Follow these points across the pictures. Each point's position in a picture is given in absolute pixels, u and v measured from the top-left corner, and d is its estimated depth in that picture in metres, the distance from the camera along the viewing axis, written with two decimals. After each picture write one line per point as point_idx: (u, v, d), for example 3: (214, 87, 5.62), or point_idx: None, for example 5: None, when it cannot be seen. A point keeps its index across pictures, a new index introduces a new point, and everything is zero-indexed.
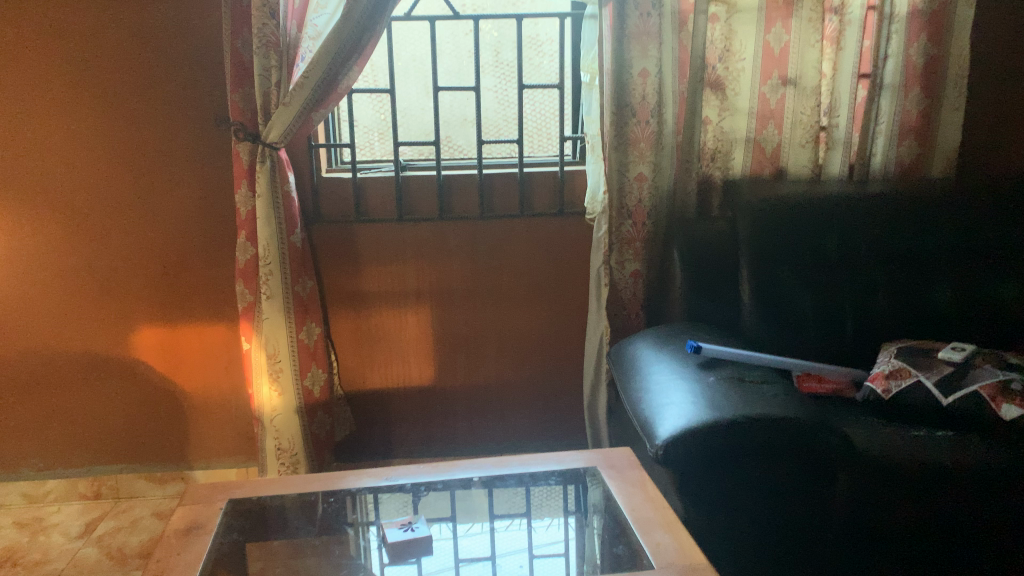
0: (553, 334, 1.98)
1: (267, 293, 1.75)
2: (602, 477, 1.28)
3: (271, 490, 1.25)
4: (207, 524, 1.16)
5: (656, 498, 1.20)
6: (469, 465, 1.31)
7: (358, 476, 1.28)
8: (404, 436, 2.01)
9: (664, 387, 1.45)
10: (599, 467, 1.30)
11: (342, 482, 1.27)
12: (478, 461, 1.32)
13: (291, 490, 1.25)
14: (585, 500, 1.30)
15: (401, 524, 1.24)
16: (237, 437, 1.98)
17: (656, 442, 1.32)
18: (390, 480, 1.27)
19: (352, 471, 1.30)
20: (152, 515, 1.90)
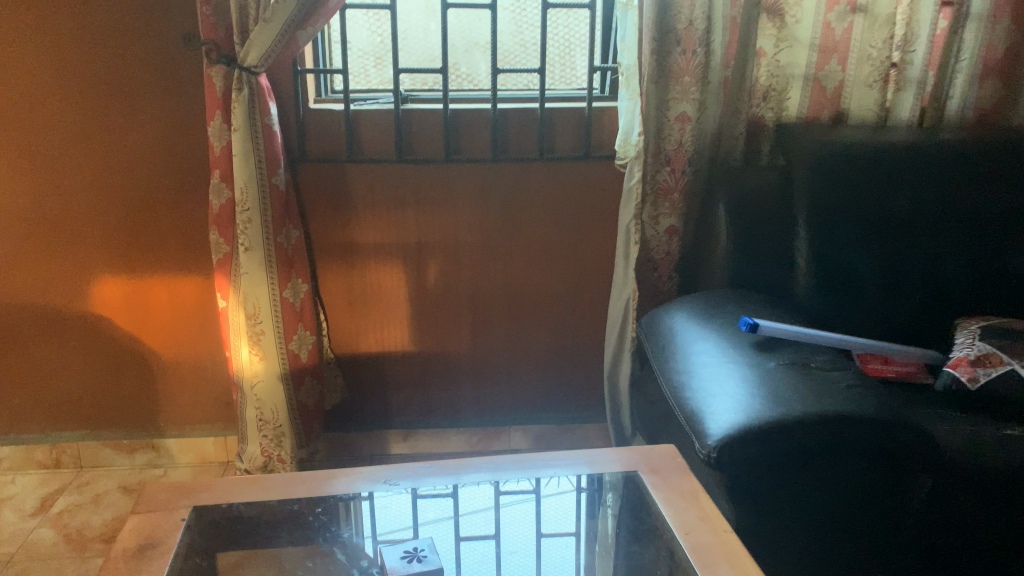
0: (573, 295, 1.75)
1: (245, 244, 1.52)
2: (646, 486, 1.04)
3: (245, 495, 1.03)
4: (165, 541, 0.94)
5: (713, 517, 0.98)
6: (484, 463, 1.10)
7: (352, 478, 1.06)
8: (400, 405, 1.79)
9: (713, 373, 1.23)
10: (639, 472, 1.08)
11: (333, 486, 1.05)
12: (494, 458, 1.11)
13: (270, 496, 1.03)
14: (629, 497, 1.08)
15: (405, 551, 1.00)
16: (215, 403, 1.76)
17: (704, 438, 1.11)
18: (389, 483, 1.05)
19: (343, 471, 1.07)
20: (118, 489, 1.69)
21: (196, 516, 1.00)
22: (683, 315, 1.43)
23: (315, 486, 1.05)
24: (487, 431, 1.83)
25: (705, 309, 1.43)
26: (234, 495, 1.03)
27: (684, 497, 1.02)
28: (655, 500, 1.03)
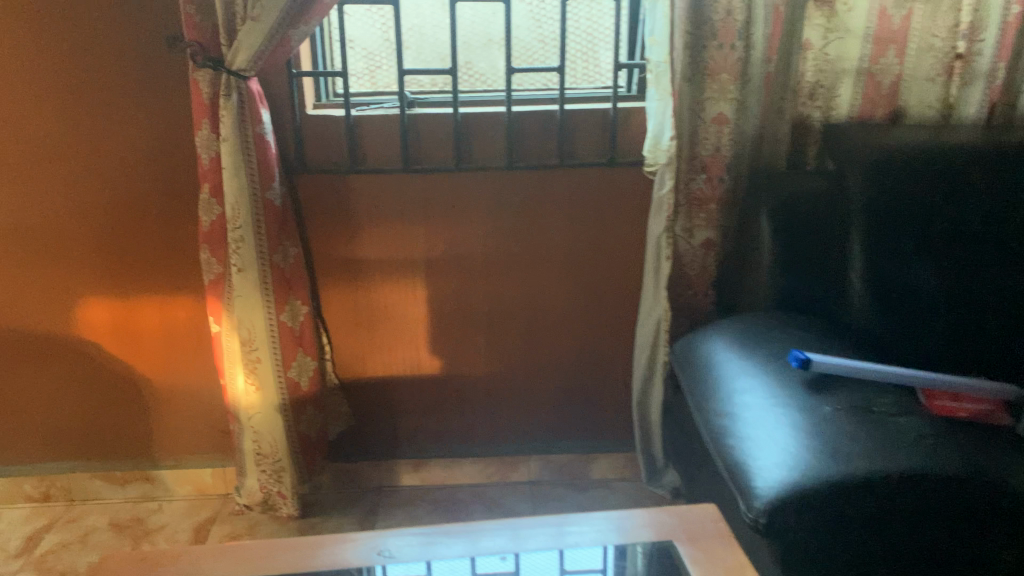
0: (599, 314, 1.59)
1: (238, 265, 1.38)
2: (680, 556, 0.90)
3: (217, 569, 0.90)
4: None
5: None
6: (501, 528, 0.95)
7: (341, 547, 0.92)
8: (410, 433, 1.65)
9: (760, 420, 1.07)
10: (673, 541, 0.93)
11: (319, 558, 0.91)
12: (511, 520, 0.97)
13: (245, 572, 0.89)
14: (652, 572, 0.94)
15: None
16: (212, 431, 1.64)
17: (752, 504, 0.96)
18: (382, 554, 0.91)
19: (332, 538, 0.94)
20: (108, 526, 1.57)
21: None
22: (723, 345, 1.27)
23: (299, 556, 0.92)
24: (504, 461, 1.68)
25: (749, 337, 1.27)
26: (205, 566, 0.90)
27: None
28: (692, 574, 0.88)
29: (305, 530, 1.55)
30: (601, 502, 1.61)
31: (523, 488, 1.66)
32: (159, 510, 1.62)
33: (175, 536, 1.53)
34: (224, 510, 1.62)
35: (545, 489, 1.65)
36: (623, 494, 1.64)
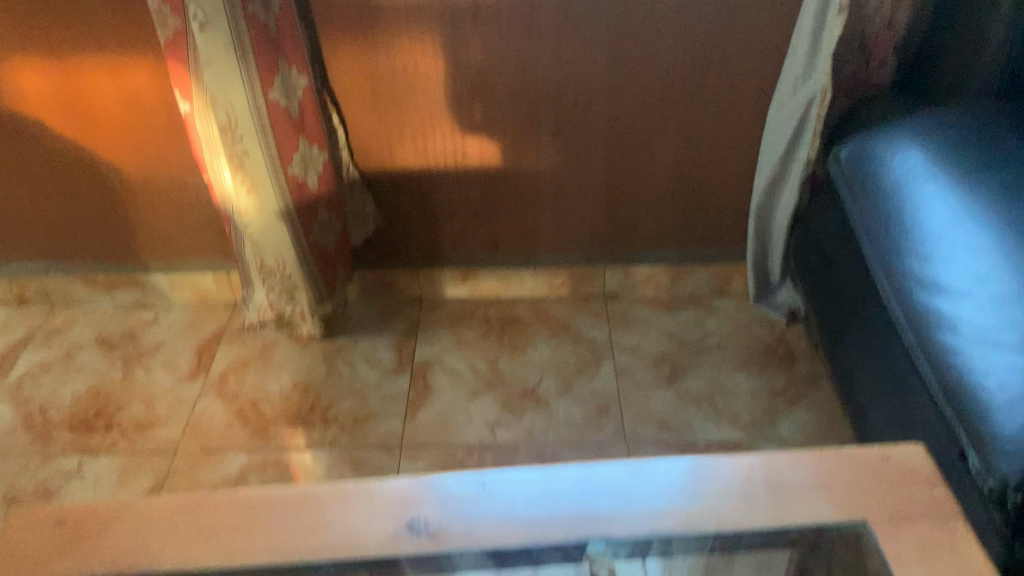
0: (714, 86, 1.13)
1: (200, 18, 0.93)
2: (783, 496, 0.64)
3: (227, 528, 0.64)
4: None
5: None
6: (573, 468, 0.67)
7: (370, 507, 0.65)
8: (456, 237, 1.32)
9: (1004, 315, 0.69)
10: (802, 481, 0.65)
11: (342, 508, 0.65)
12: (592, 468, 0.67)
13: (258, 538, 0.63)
14: (750, 545, 0.65)
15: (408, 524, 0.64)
16: (205, 230, 1.30)
17: (995, 467, 0.63)
18: (411, 531, 0.63)
19: (361, 486, 0.66)
20: (95, 343, 1.30)
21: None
22: (920, 165, 0.83)
23: (310, 520, 0.64)
24: (573, 271, 1.35)
25: (968, 152, 0.83)
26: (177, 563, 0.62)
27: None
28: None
29: (329, 356, 1.27)
30: (695, 329, 1.29)
31: (598, 305, 1.35)
32: (154, 324, 1.34)
33: (173, 361, 1.26)
34: (231, 325, 1.33)
35: (624, 308, 1.34)
36: (722, 317, 1.31)
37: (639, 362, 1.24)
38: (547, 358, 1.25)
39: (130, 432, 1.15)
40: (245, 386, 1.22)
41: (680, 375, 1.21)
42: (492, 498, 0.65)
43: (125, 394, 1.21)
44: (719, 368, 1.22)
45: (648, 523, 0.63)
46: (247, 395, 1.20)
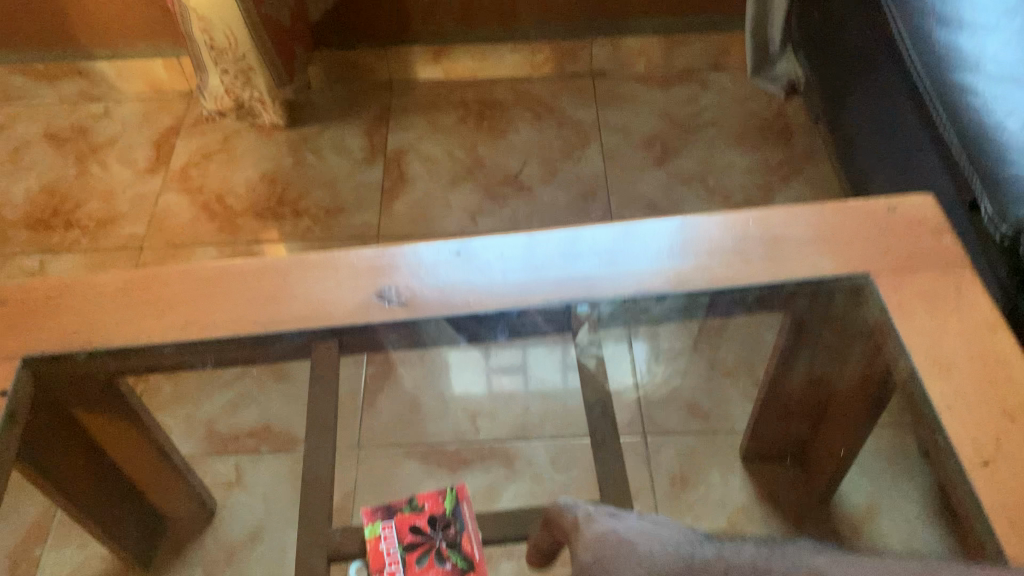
0: None
1: None
2: (785, 251, 0.59)
3: (186, 299, 0.59)
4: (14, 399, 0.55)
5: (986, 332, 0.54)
6: (558, 232, 0.62)
7: (338, 278, 0.60)
8: (427, 9, 1.20)
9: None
10: (808, 238, 0.60)
11: (307, 279, 0.60)
12: (579, 231, 0.62)
13: (220, 310, 0.58)
14: (743, 304, 0.61)
15: (379, 293, 0.59)
16: (147, 9, 1.17)
17: (1009, 213, 0.58)
18: (382, 300, 0.59)
19: (327, 257, 0.61)
20: (45, 140, 1.21)
21: (33, 374, 0.57)
22: None
23: (272, 291, 0.59)
24: (558, 48, 1.24)
25: None
26: (134, 338, 0.57)
27: (981, 325, 0.54)
28: (896, 332, 0.56)
29: (296, 145, 1.19)
30: (687, 105, 1.21)
31: (584, 84, 1.25)
32: (106, 117, 1.24)
33: (130, 156, 1.18)
34: (189, 116, 1.23)
35: (612, 86, 1.25)
36: (717, 92, 1.22)
37: (628, 142, 1.17)
38: (529, 141, 1.18)
39: (91, 229, 1.09)
40: (209, 179, 1.15)
41: (670, 154, 1.15)
42: (468, 264, 0.60)
43: (82, 191, 1.14)
44: (712, 145, 1.15)
45: (635, 283, 0.59)
46: (212, 187, 1.13)
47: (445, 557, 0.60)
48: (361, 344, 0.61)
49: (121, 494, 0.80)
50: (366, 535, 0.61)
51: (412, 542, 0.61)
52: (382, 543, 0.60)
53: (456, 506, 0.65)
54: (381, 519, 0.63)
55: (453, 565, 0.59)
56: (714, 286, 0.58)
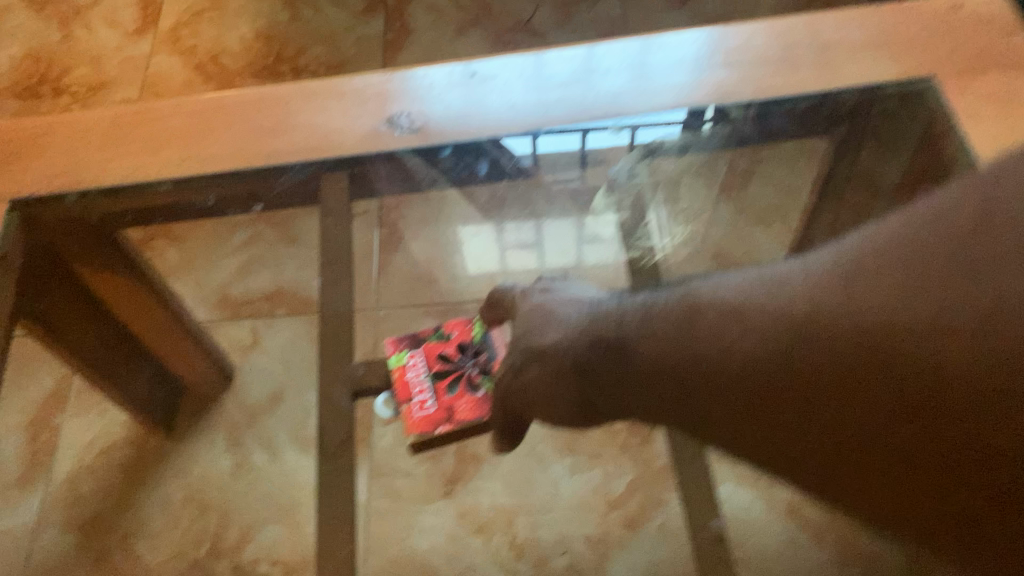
0: None
1: None
2: (838, 62, 0.54)
3: (172, 135, 0.55)
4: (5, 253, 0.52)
5: None
6: (584, 47, 0.56)
7: (341, 105, 0.55)
8: None
9: None
10: (863, 45, 0.54)
11: (306, 108, 0.55)
12: (605, 45, 0.56)
13: (213, 145, 0.54)
14: (786, 122, 0.56)
15: (386, 119, 0.54)
16: None
17: None
18: (391, 127, 0.54)
19: (327, 83, 0.56)
20: (23, 3, 1.14)
21: (23, 218, 0.54)
22: None
23: (274, 120, 0.55)
24: None
25: None
26: (134, 174, 0.53)
27: None
28: (961, 135, 0.51)
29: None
30: None
31: None
32: None
33: (116, 17, 1.11)
34: None
35: None
36: None
37: None
38: None
39: (81, 95, 1.03)
40: (201, 39, 1.07)
41: None
42: (483, 84, 0.55)
43: (68, 56, 1.07)
44: None
45: (671, 100, 0.54)
46: (205, 47, 1.06)
47: (477, 386, 0.62)
48: (366, 177, 0.57)
49: (127, 347, 0.79)
50: (392, 364, 0.65)
51: (442, 370, 0.63)
52: (410, 373, 0.64)
53: (487, 330, 0.66)
54: (407, 347, 0.65)
55: (486, 393, 0.62)
56: (761, 98, 0.53)
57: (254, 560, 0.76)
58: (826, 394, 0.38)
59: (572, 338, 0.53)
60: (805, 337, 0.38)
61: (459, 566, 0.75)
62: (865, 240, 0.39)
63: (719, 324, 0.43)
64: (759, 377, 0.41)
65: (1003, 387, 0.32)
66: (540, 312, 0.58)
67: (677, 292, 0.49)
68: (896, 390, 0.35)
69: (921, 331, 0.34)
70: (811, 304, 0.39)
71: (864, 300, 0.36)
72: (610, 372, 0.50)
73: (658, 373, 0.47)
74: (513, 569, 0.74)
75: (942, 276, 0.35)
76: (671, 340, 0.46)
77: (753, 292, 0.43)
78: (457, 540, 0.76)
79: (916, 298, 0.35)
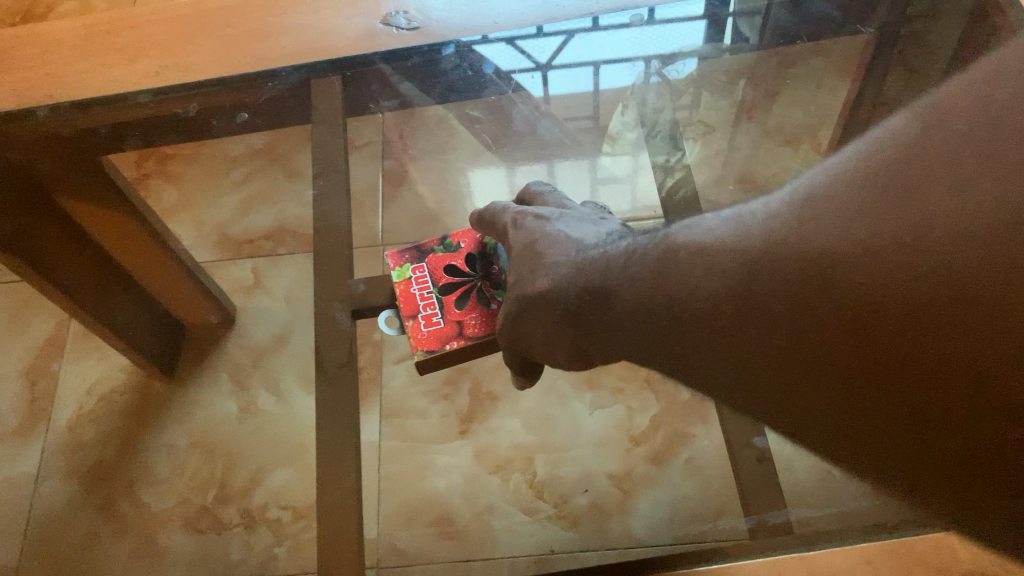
0: None
1: None
2: None
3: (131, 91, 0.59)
4: None
5: None
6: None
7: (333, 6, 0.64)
8: None
9: None
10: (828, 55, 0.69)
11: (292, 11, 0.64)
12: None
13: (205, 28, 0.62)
14: None
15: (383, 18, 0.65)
16: None
17: None
18: (388, 27, 0.64)
19: None
20: None
21: None
22: None
23: (263, 28, 0.64)
24: None
25: None
26: None
27: None
28: None
29: None
30: None
31: None
32: None
33: None
34: None
35: None
36: None
37: None
38: None
39: None
40: None
41: None
42: None
43: None
44: None
45: None
46: None
47: (490, 298, 0.58)
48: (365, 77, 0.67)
49: (121, 277, 0.77)
50: (395, 279, 0.61)
51: (451, 283, 0.60)
52: (415, 287, 0.60)
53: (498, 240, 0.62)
54: (410, 261, 0.62)
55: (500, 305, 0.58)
56: None
57: (265, 506, 0.73)
58: (787, 328, 0.37)
59: (562, 283, 0.50)
60: (766, 275, 0.38)
61: (477, 506, 0.71)
62: (836, 176, 0.38)
63: (687, 263, 0.42)
64: (724, 318, 0.40)
65: (931, 297, 0.32)
66: (533, 248, 0.53)
67: (656, 237, 0.48)
68: (837, 312, 0.35)
69: (853, 253, 0.34)
70: (764, 241, 0.39)
71: (809, 226, 0.37)
72: (598, 317, 0.48)
73: (637, 318, 0.45)
74: (533, 508, 0.70)
75: (873, 196, 0.35)
76: (644, 283, 0.45)
77: (718, 231, 0.42)
78: (474, 480, 0.72)
79: (854, 218, 0.35)
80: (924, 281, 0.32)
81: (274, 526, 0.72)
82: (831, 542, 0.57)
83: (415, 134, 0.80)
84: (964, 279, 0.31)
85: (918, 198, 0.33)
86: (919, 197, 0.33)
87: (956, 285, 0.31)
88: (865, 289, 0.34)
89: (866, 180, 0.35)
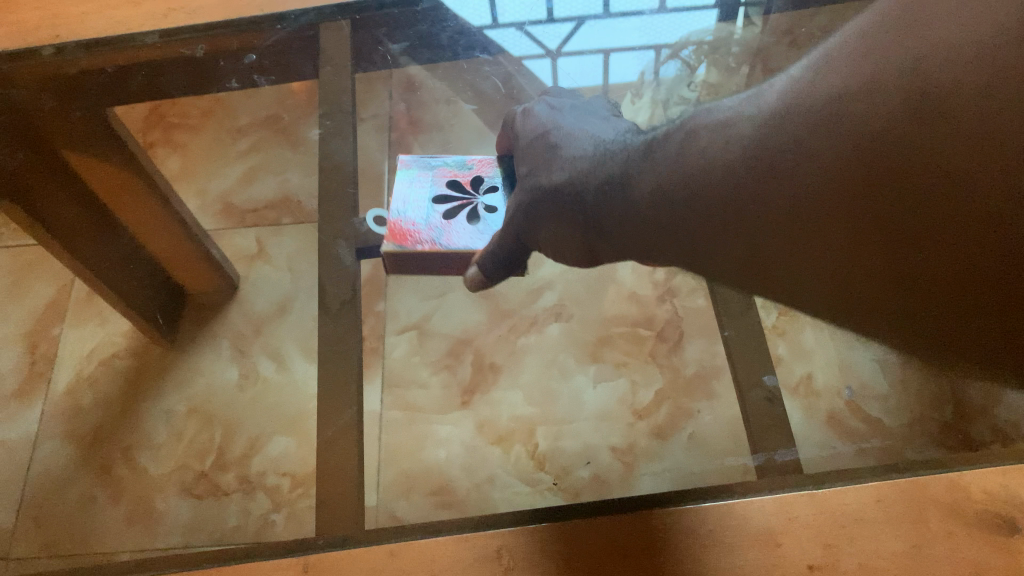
0: None
1: None
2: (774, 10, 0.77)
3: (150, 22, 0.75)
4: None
5: None
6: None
7: None
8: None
9: None
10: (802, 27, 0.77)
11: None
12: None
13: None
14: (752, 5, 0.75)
15: None
16: None
17: None
18: None
19: None
20: None
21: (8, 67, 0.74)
22: None
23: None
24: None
25: None
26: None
27: None
28: None
29: None
30: None
31: None
32: None
33: None
34: None
35: None
36: None
37: None
38: None
39: None
40: None
41: None
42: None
43: None
44: None
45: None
46: None
47: None
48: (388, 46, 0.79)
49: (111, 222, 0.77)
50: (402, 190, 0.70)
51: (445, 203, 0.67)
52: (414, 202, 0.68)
53: (509, 167, 0.70)
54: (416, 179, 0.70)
55: None
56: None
57: (262, 472, 0.72)
58: (790, 182, 0.40)
59: (583, 173, 0.59)
60: (777, 140, 0.41)
61: (477, 477, 0.68)
62: (849, 42, 0.39)
63: (706, 141, 0.47)
64: (737, 185, 0.44)
65: (923, 143, 0.33)
66: (547, 140, 0.64)
67: (681, 130, 0.51)
68: (838, 167, 0.37)
69: (858, 104, 0.36)
70: (775, 109, 0.42)
71: (817, 88, 0.39)
72: (621, 201, 0.54)
73: (661, 201, 0.50)
74: (533, 479, 0.66)
75: (877, 40, 0.37)
76: (669, 168, 0.49)
77: (737, 109, 0.46)
78: (474, 451, 0.71)
79: (859, 67, 0.37)
80: (916, 124, 0.33)
81: (269, 492, 0.70)
82: (840, 483, 0.54)
83: (421, 116, 0.79)
84: (951, 116, 0.32)
85: (917, 35, 0.35)
86: (916, 35, 0.35)
87: (942, 124, 0.32)
88: (865, 139, 0.36)
89: (869, 34, 0.37)
